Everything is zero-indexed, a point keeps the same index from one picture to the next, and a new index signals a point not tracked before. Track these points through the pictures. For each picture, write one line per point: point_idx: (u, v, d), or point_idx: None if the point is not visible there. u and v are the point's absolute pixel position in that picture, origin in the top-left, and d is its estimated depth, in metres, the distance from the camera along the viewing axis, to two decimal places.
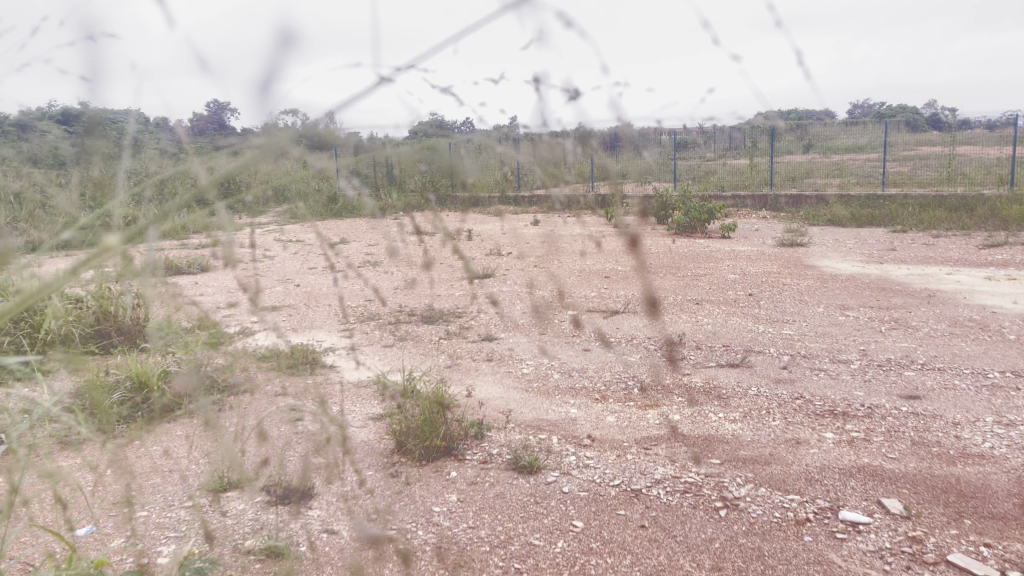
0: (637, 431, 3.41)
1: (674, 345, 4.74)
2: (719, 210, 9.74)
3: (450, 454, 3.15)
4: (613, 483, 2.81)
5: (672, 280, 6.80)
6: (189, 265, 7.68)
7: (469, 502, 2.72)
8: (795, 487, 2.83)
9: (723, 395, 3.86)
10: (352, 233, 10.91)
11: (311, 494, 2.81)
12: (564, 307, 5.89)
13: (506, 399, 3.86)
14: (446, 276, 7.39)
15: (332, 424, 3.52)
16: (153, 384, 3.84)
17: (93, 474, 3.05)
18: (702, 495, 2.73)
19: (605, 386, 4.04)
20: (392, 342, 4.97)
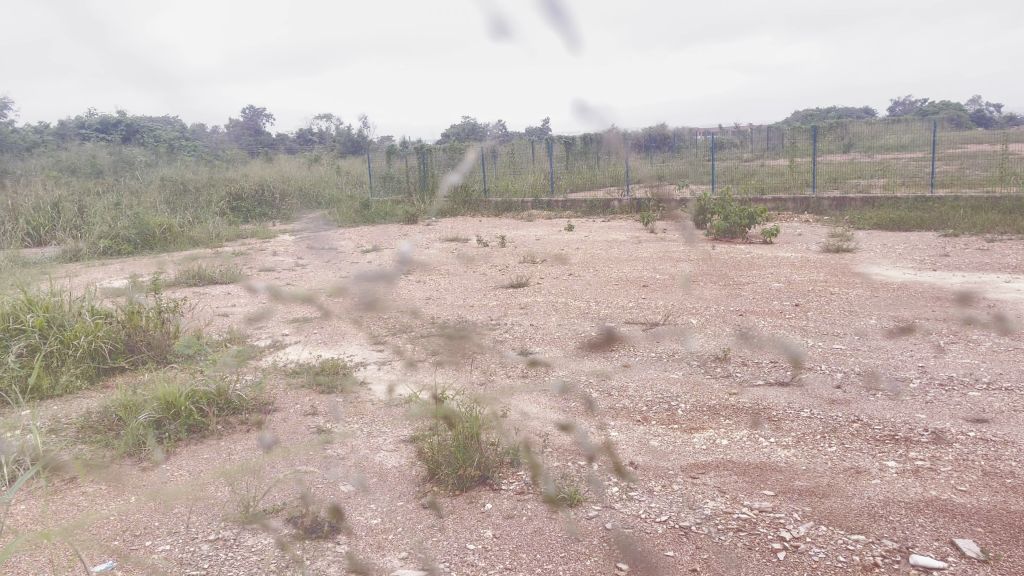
0: (682, 458, 3.22)
1: (718, 361, 4.52)
2: (761, 215, 9.46)
3: (485, 483, 2.98)
4: (659, 520, 2.62)
5: (714, 289, 6.56)
6: (221, 275, 7.64)
7: (506, 538, 2.55)
8: (857, 524, 2.62)
9: (774, 417, 3.64)
10: (385, 239, 10.85)
11: (340, 528, 2.65)
12: (601, 318, 5.69)
13: (544, 420, 3.68)
14: (479, 285, 7.23)
15: (362, 449, 3.37)
16: (181, 405, 3.64)
17: (118, 500, 2.92)
18: (758, 534, 2.53)
19: (646, 406, 3.84)
20: (425, 357, 4.83)
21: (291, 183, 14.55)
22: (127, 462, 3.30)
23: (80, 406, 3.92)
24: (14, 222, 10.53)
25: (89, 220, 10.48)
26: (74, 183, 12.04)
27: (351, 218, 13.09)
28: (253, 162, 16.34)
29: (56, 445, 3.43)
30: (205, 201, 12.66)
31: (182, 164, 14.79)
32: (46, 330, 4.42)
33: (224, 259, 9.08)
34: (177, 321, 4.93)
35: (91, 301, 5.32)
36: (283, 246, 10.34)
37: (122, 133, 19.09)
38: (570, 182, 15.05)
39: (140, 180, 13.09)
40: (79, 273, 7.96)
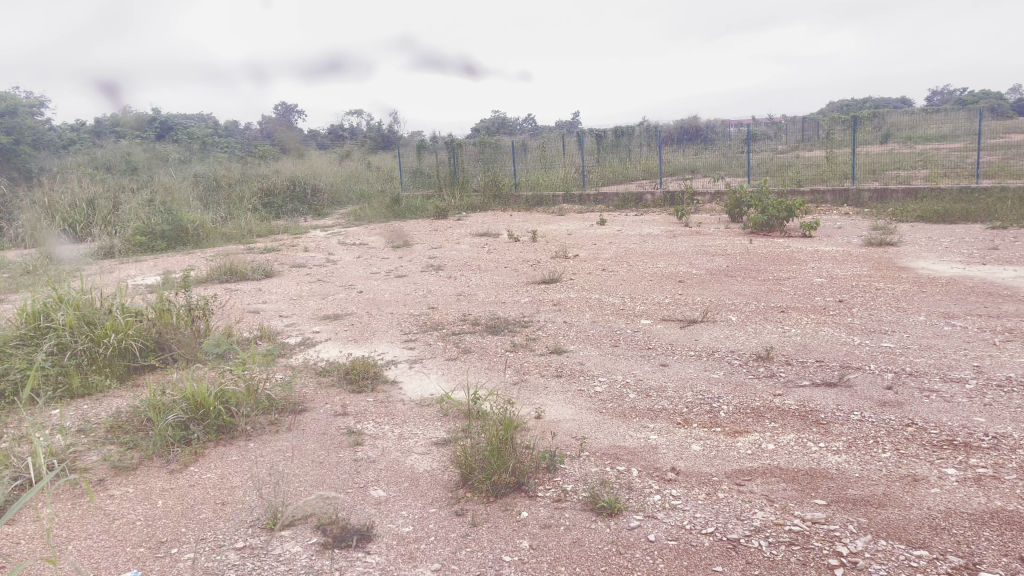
0: (726, 463, 3.06)
1: (761, 360, 4.34)
2: (799, 208, 9.20)
3: (521, 490, 2.85)
4: (705, 531, 2.48)
5: (753, 284, 6.36)
6: (252, 270, 7.61)
7: (543, 550, 2.42)
8: (918, 538, 2.45)
9: (823, 420, 3.47)
10: (416, 234, 10.81)
11: (370, 537, 2.55)
12: (636, 315, 5.53)
13: (579, 422, 3.55)
14: (510, 281, 7.10)
15: (393, 451, 3.27)
16: (210, 405, 3.55)
17: (145, 505, 2.85)
18: (812, 548, 2.37)
19: (687, 408, 3.69)
20: (456, 355, 4.72)
21: (323, 180, 14.58)
22: (155, 464, 3.23)
23: (110, 405, 3.89)
24: (50, 219, 10.68)
25: (123, 216, 10.57)
26: (109, 180, 12.17)
27: (381, 213, 13.05)
28: (284, 159, 16.41)
29: (85, 446, 3.39)
30: (237, 197, 12.71)
31: (214, 160, 14.89)
32: (77, 329, 4.36)
33: (255, 255, 9.09)
34: (207, 318, 4.87)
35: (124, 299, 5.31)
36: (314, 242, 10.32)
37: (157, 130, 19.32)
38: (601, 177, 14.85)
39: (173, 177, 13.19)
40: (113, 270, 8.01)
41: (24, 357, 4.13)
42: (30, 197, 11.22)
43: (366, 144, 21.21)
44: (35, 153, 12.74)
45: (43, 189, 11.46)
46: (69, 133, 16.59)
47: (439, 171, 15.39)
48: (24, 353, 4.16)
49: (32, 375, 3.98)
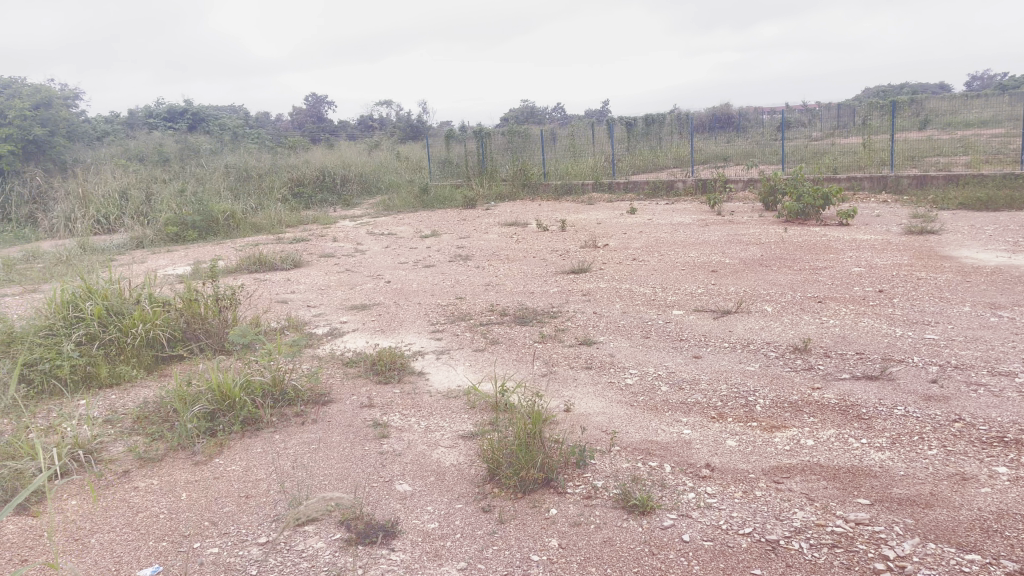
0: (763, 459, 2.95)
1: (799, 352, 4.20)
2: (836, 195, 8.96)
3: (550, 486, 2.76)
4: (743, 532, 2.37)
5: (789, 274, 6.19)
6: (281, 260, 7.61)
7: (572, 549, 2.33)
8: (969, 540, 2.31)
9: (864, 416, 3.33)
10: (444, 224, 10.75)
11: (395, 533, 2.49)
12: (668, 305, 5.40)
13: (609, 416, 3.46)
14: (539, 270, 7.01)
15: (419, 444, 3.21)
16: (236, 396, 3.50)
17: (168, 497, 2.82)
18: (856, 551, 2.25)
19: (722, 401, 3.58)
20: (483, 345, 4.64)
21: (352, 170, 14.60)
22: (180, 456, 3.21)
23: (137, 395, 3.89)
24: (84, 210, 10.83)
25: (155, 207, 10.65)
26: (141, 171, 12.27)
27: (410, 203, 13.01)
28: (314, 150, 16.46)
29: (111, 436, 3.38)
30: (268, 187, 12.77)
31: (245, 150, 14.97)
32: (105, 319, 4.35)
33: (285, 245, 9.10)
34: (235, 308, 4.85)
35: (152, 289, 5.31)
36: (342, 231, 10.32)
37: (189, 121, 19.51)
38: (631, 165, 14.63)
39: (205, 167, 13.26)
40: (144, 260, 8.07)
41: (52, 346, 4.13)
42: (65, 188, 11.35)
43: (395, 135, 21.22)
44: (70, 144, 12.85)
45: (77, 180, 11.58)
46: (102, 124, 16.80)
47: (467, 162, 15.22)
48: (53, 343, 4.16)
49: (62, 365, 3.99)
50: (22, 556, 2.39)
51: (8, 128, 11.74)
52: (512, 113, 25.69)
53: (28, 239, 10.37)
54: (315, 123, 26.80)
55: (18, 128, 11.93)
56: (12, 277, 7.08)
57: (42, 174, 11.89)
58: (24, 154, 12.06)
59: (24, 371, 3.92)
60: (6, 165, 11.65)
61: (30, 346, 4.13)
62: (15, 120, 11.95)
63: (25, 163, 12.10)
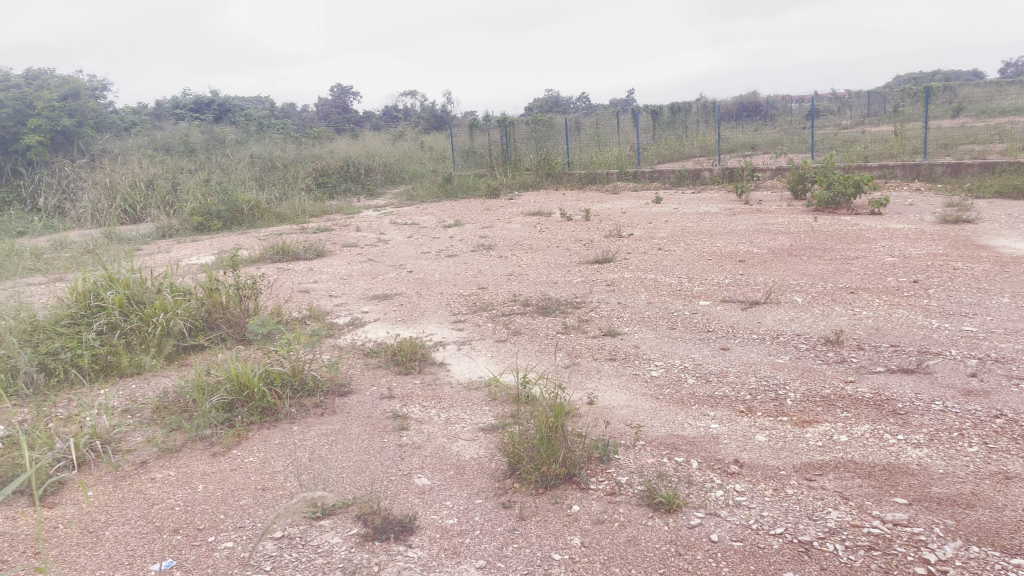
0: (795, 455, 2.84)
1: (830, 345, 4.07)
2: (867, 183, 8.74)
3: (573, 482, 2.68)
4: (774, 532, 2.27)
5: (820, 264, 6.03)
6: (304, 249, 7.58)
7: (595, 548, 2.25)
8: (1016, 543, 2.18)
9: (901, 411, 3.20)
10: (467, 214, 10.66)
11: (413, 529, 2.42)
12: (695, 296, 5.28)
13: (634, 409, 3.37)
14: (562, 260, 6.91)
15: (438, 437, 3.14)
16: (254, 387, 3.44)
17: (185, 489, 2.77)
18: (894, 554, 2.14)
19: (751, 395, 3.47)
20: (505, 336, 4.56)
21: (376, 160, 14.58)
22: (198, 447, 3.17)
23: (156, 385, 3.87)
24: (111, 201, 10.91)
25: (180, 196, 10.70)
26: (168, 161, 12.34)
27: (433, 193, 12.96)
28: (338, 140, 16.46)
29: (130, 426, 3.35)
30: (292, 176, 12.78)
31: (270, 140, 15.00)
32: (127, 308, 4.33)
33: (308, 234, 9.09)
34: (256, 298, 4.81)
35: (175, 279, 5.29)
36: (366, 221, 10.29)
37: (215, 112, 19.63)
38: (656, 154, 14.44)
39: (230, 157, 13.31)
40: (169, 249, 8.10)
41: (74, 335, 4.12)
42: (92, 178, 11.44)
43: (419, 125, 21.18)
44: (97, 134, 12.95)
45: (104, 170, 11.67)
46: (130, 115, 16.94)
47: (491, 151, 15.10)
48: (75, 332, 4.15)
49: (83, 354, 3.97)
50: (35, 548, 2.36)
51: (37, 119, 11.85)
52: (536, 102, 25.52)
53: (57, 229, 10.48)
54: (341, 114, 26.87)
55: (47, 119, 12.04)
56: (40, 266, 7.14)
57: (70, 165, 11.99)
58: (52, 144, 12.17)
59: (46, 360, 3.92)
60: (35, 156, 11.78)
61: (52, 335, 4.12)
62: (44, 111, 12.05)
63: (53, 153, 12.22)
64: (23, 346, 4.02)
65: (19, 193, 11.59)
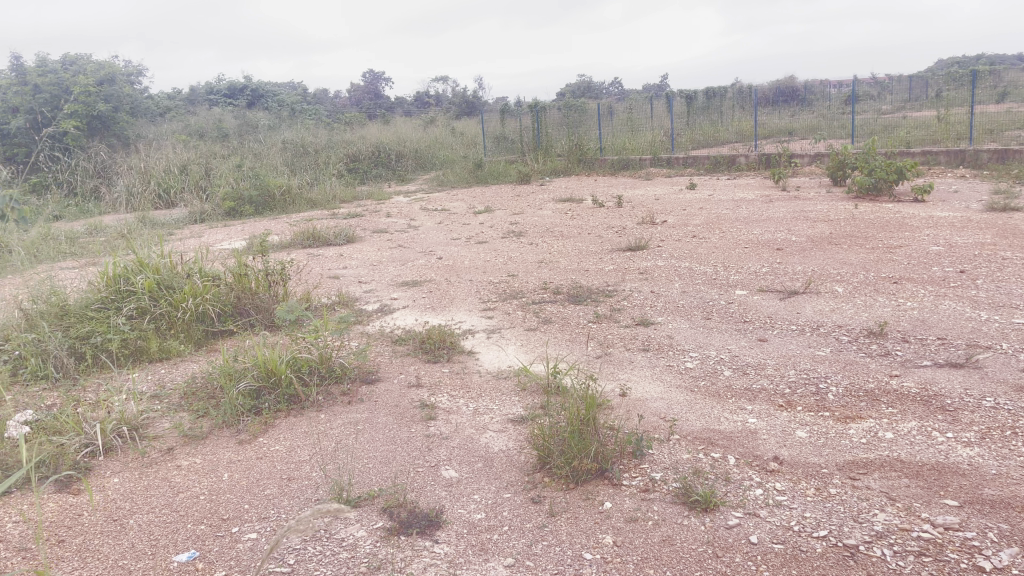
0: (837, 453, 2.72)
1: (873, 337, 3.92)
2: (910, 169, 8.47)
3: (605, 477, 2.59)
4: (817, 535, 2.16)
5: (862, 253, 5.84)
6: (334, 235, 7.55)
7: (628, 547, 2.16)
8: None
9: (949, 407, 3.06)
10: (497, 200, 10.57)
11: (439, 524, 2.35)
12: (731, 285, 5.13)
13: (668, 402, 3.26)
14: (594, 248, 6.79)
15: (467, 428, 3.07)
16: (281, 373, 3.39)
17: (210, 477, 2.74)
18: (946, 561, 2.02)
19: (791, 388, 3.34)
20: (536, 325, 4.48)
21: (407, 146, 14.52)
22: (225, 434, 3.14)
23: (184, 371, 3.85)
24: (145, 185, 11.00)
25: (213, 181, 10.75)
26: (201, 146, 12.41)
27: (464, 178, 12.88)
28: (369, 125, 16.44)
29: (158, 412, 3.33)
30: (323, 161, 12.80)
31: (302, 126, 15.02)
32: (156, 293, 4.32)
33: (338, 220, 9.07)
34: (285, 283, 4.77)
35: (205, 265, 5.29)
36: (396, 207, 10.24)
37: (248, 98, 19.72)
38: (691, 139, 14.20)
39: (262, 143, 13.35)
40: (200, 234, 8.13)
41: (104, 319, 4.11)
42: (127, 163, 11.54)
43: (450, 112, 21.09)
44: (132, 120, 13.08)
45: (138, 156, 11.77)
46: (164, 100, 17.08)
47: (522, 137, 14.95)
48: (105, 316, 4.14)
49: (112, 338, 3.97)
50: (59, 536, 2.34)
51: (73, 104, 11.98)
52: (568, 87, 25.27)
53: (93, 214, 10.58)
54: (373, 100, 26.89)
55: (83, 104, 12.17)
56: (75, 250, 7.20)
57: (106, 150, 12.10)
58: (88, 129, 12.29)
59: (76, 345, 3.92)
60: (72, 141, 11.89)
61: (82, 319, 4.12)
62: (80, 96, 12.19)
63: (90, 138, 12.34)
64: (53, 330, 4.03)
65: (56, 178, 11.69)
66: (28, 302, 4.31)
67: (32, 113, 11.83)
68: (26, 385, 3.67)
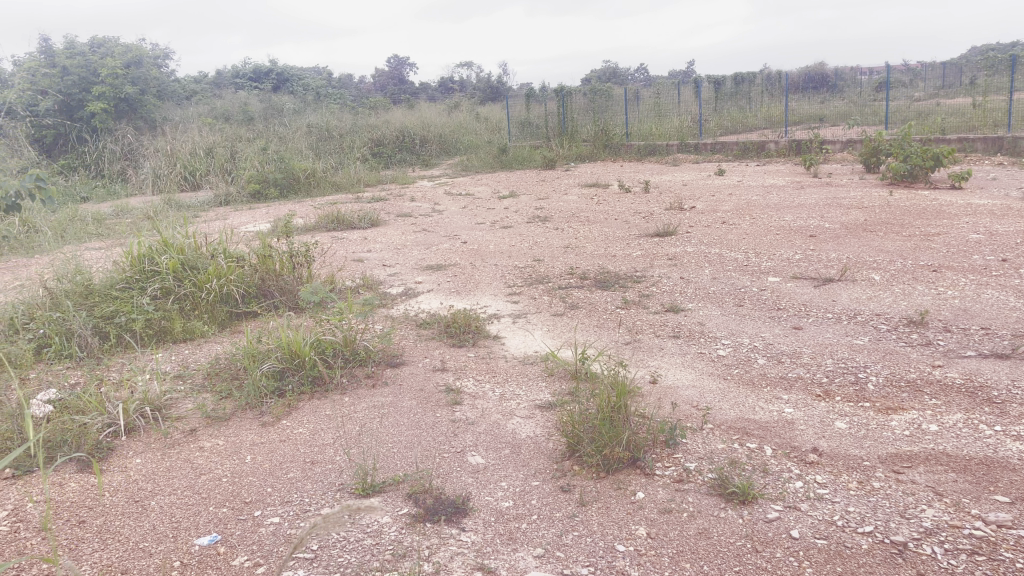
0: (879, 446, 2.61)
1: (914, 326, 3.78)
2: (947, 156, 8.24)
3: (636, 466, 2.50)
4: (862, 530, 2.05)
5: (898, 241, 5.67)
6: (358, 219, 7.49)
7: (662, 540, 2.07)
8: None
9: (997, 399, 2.92)
10: (522, 185, 10.47)
11: (466, 511, 2.28)
12: (763, 272, 5.00)
13: (700, 389, 3.17)
14: (621, 233, 6.67)
15: (493, 413, 3.00)
16: (305, 355, 3.34)
17: (233, 459, 2.69)
18: (1001, 560, 1.90)
19: (829, 377, 3.23)
20: (563, 310, 4.39)
21: (431, 130, 14.44)
22: (248, 416, 3.09)
23: (208, 351, 3.82)
24: (172, 167, 11.02)
25: (239, 164, 10.76)
26: (227, 130, 12.43)
27: (488, 163, 12.79)
28: (394, 110, 16.40)
29: (182, 392, 3.30)
30: (347, 146, 12.76)
31: (327, 110, 14.99)
32: (180, 273, 4.28)
33: (363, 203, 9.02)
34: (309, 265, 4.73)
35: (229, 245, 5.25)
36: (420, 191, 10.17)
37: (274, 82, 19.75)
38: (719, 125, 13.96)
39: (287, 126, 13.34)
40: (225, 216, 8.11)
41: (129, 299, 4.09)
42: (154, 145, 11.57)
43: (475, 96, 20.97)
44: (160, 103, 13.11)
45: (165, 138, 11.81)
46: (190, 84, 17.14)
47: (547, 122, 14.80)
48: (129, 295, 4.12)
49: (137, 318, 3.94)
50: (80, 517, 2.31)
51: (101, 86, 12.01)
52: (594, 73, 25.01)
53: (119, 196, 10.63)
54: (398, 85, 26.82)
55: (111, 86, 12.21)
56: (101, 231, 7.23)
57: (133, 132, 12.13)
58: (116, 112, 12.32)
59: (100, 325, 3.90)
60: (100, 123, 11.92)
61: (106, 299, 4.10)
62: (108, 78, 12.24)
63: (117, 120, 12.37)
64: (78, 309, 4.01)
65: (84, 160, 11.72)
66: (53, 280, 4.30)
67: (61, 95, 11.90)
68: (51, 363, 3.66)
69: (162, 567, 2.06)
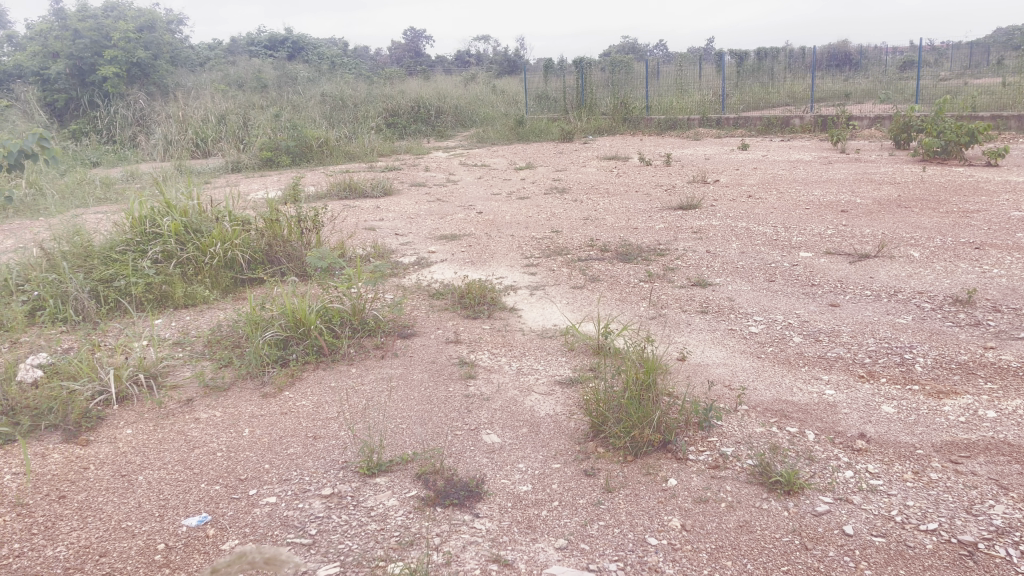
0: (933, 433, 2.37)
1: (960, 305, 3.53)
2: (983, 131, 7.86)
3: (667, 450, 2.29)
4: (925, 528, 1.84)
5: (936, 217, 5.38)
6: (372, 187, 7.26)
7: (698, 534, 1.86)
8: None
9: None
10: (539, 156, 10.19)
11: (480, 495, 2.08)
12: (794, 247, 4.75)
13: (733, 368, 2.94)
14: (643, 206, 6.41)
15: (510, 388, 2.79)
16: (311, 324, 3.12)
17: (230, 432, 2.50)
18: None
19: (872, 358, 2.99)
20: (583, 282, 4.16)
21: (447, 101, 14.15)
22: (248, 386, 2.90)
23: (209, 318, 3.63)
24: (183, 133, 10.81)
25: (252, 131, 10.56)
26: (239, 97, 12.19)
27: (504, 135, 12.50)
28: (410, 80, 16.11)
29: (179, 360, 3.10)
30: (362, 115, 12.52)
31: (341, 79, 14.72)
32: (183, 236, 4.09)
33: (376, 173, 8.79)
34: (319, 230, 4.52)
35: (235, 208, 5.05)
36: (435, 162, 9.92)
37: (288, 50, 19.44)
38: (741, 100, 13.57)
39: (301, 94, 13.09)
40: (235, 183, 7.90)
41: (129, 261, 3.89)
42: (166, 111, 11.33)
43: (492, 70, 20.60)
44: (172, 68, 12.83)
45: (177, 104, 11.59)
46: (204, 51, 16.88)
47: (565, 96, 14.48)
48: (129, 258, 3.92)
49: (137, 282, 3.76)
50: (60, 492, 2.13)
51: (113, 50, 11.76)
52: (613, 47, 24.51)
53: (130, 161, 10.43)
54: (413, 58, 26.42)
55: (123, 50, 11.97)
56: (109, 195, 7.05)
57: (145, 98, 11.89)
58: (128, 77, 12.06)
59: (98, 288, 3.72)
60: (112, 88, 11.67)
61: (105, 260, 3.90)
62: (120, 42, 12.00)
63: (129, 85, 12.11)
64: (76, 271, 3.81)
65: (96, 125, 11.48)
66: (52, 242, 4.11)
67: (72, 58, 11.68)
68: (45, 327, 3.49)
69: (145, 550, 1.86)
